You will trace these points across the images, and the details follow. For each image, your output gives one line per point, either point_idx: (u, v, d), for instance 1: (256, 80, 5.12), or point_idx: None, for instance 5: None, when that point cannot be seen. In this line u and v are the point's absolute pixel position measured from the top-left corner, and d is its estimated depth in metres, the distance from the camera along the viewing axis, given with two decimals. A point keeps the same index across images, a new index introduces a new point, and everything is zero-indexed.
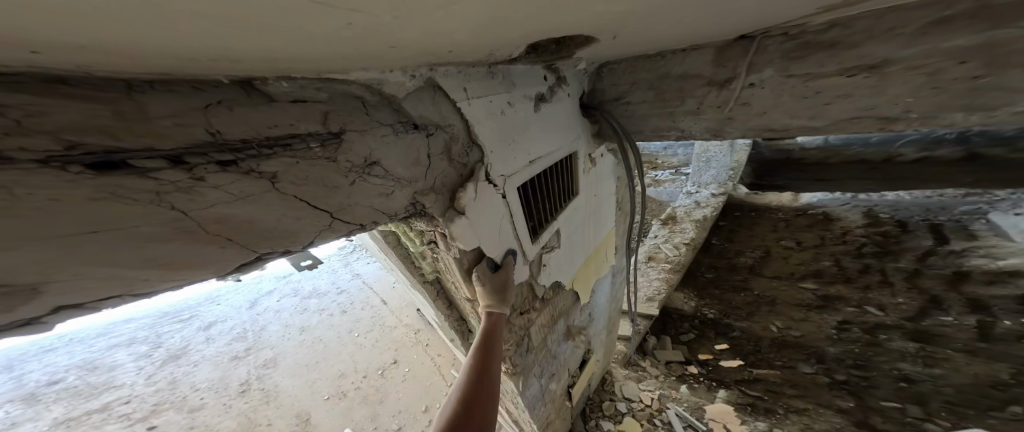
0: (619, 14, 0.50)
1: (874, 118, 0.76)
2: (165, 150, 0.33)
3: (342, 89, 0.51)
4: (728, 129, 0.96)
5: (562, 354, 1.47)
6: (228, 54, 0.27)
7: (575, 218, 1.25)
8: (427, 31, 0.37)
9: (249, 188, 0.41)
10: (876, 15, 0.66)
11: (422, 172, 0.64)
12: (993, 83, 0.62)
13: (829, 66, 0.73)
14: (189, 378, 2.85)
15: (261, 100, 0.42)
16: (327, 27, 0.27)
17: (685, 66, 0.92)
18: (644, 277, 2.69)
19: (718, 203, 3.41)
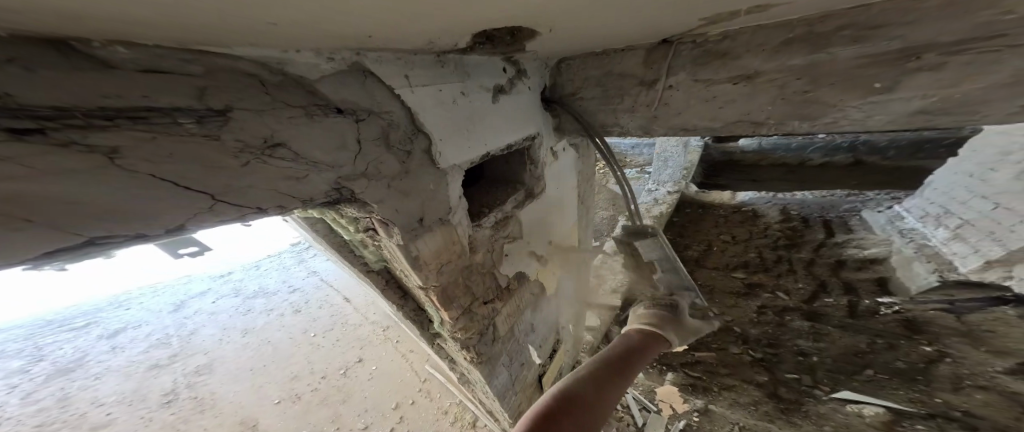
0: (525, 19, 0.54)
1: (748, 122, 0.84)
2: None
3: (225, 65, 0.41)
4: (655, 128, 0.98)
5: (529, 346, 1.43)
6: (74, 35, 0.27)
7: (539, 210, 1.20)
8: (323, 35, 0.39)
9: (67, 165, 0.29)
10: (751, 30, 0.74)
11: (350, 158, 0.56)
12: (813, 97, 0.73)
13: (720, 74, 0.80)
14: (96, 391, 2.59)
15: (86, 63, 0.30)
16: (187, 26, 0.28)
17: (622, 66, 0.92)
18: (610, 271, 2.86)
19: (671, 200, 3.72)
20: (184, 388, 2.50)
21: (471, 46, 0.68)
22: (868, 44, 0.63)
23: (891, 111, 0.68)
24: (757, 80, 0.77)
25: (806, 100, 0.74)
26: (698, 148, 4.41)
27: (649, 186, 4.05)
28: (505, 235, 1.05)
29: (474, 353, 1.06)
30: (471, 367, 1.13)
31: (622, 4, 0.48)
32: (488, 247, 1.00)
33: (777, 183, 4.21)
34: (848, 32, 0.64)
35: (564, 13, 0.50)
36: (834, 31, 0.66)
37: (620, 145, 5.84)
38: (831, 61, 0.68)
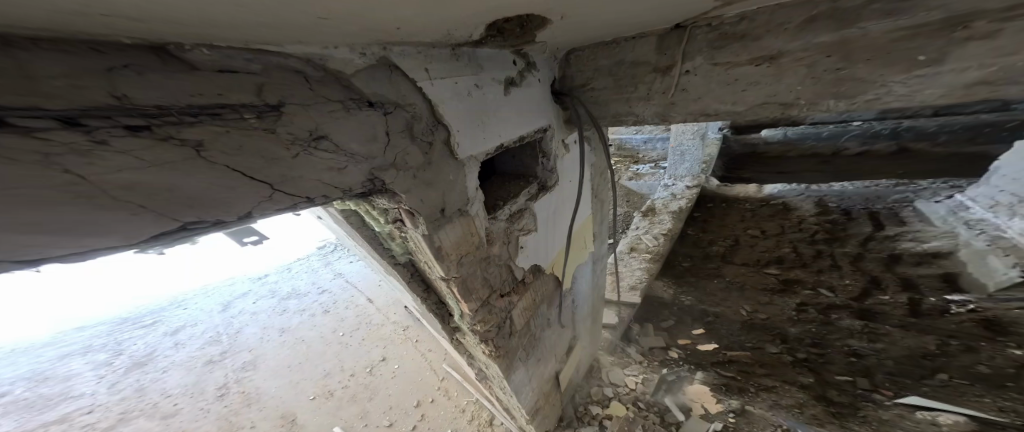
0: (539, 6, 0.55)
1: (776, 105, 0.81)
2: (55, 111, 0.28)
3: (278, 62, 0.46)
4: (673, 115, 0.95)
5: (546, 340, 1.44)
6: (161, 36, 0.33)
7: (554, 204, 1.22)
8: (352, 29, 0.43)
9: (163, 156, 0.36)
10: (770, 10, 0.71)
11: (381, 148, 0.61)
12: (848, 75, 0.70)
13: (741, 56, 0.77)
14: (165, 383, 2.84)
15: (178, 68, 0.37)
16: (246, 27, 0.34)
17: (635, 53, 0.90)
18: (627, 268, 2.79)
19: (692, 195, 3.58)
20: (239, 383, 2.69)
21: (484, 38, 0.70)
22: (903, 16, 0.60)
23: (940, 84, 0.64)
24: (781, 60, 0.74)
25: (838, 78, 0.71)
26: (717, 139, 4.15)
27: (666, 182, 3.94)
28: (520, 228, 1.07)
29: (491, 347, 1.06)
30: (488, 361, 1.13)
31: None
32: (505, 241, 1.02)
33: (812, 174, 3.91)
34: (878, 5, 0.62)
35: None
36: (863, 6, 0.63)
37: (632, 139, 5.56)
38: (862, 36, 0.65)
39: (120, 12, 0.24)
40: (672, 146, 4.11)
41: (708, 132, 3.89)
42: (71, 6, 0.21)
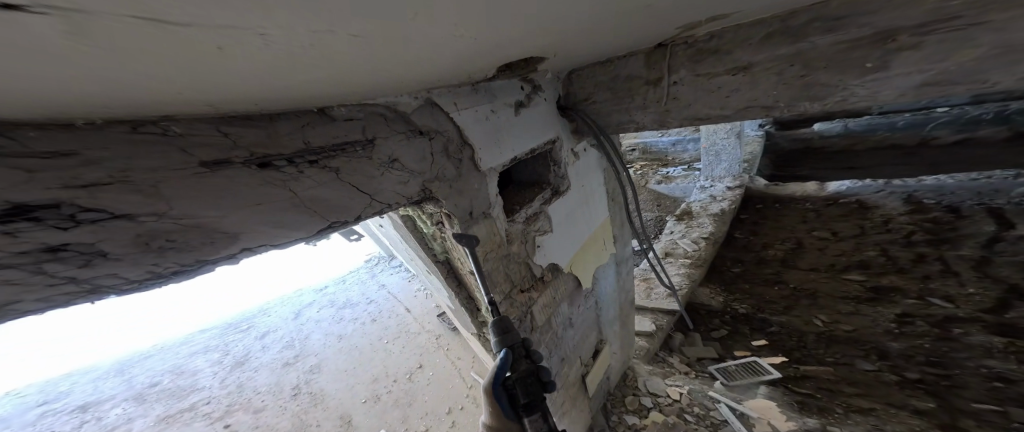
0: (542, 45, 0.69)
1: (760, 107, 0.90)
2: (289, 154, 0.56)
3: (372, 109, 0.71)
4: (670, 120, 1.05)
5: (568, 339, 1.52)
6: (273, 107, 0.53)
7: (565, 208, 1.32)
8: (388, 87, 0.61)
9: (324, 178, 0.61)
10: (734, 28, 0.83)
11: (429, 165, 0.80)
12: (813, 80, 0.79)
13: (717, 68, 0.88)
14: (255, 384, 3.00)
15: (330, 120, 0.63)
16: (318, 96, 0.52)
17: (627, 70, 1.02)
18: (666, 273, 2.94)
19: (734, 197, 3.75)
20: (316, 386, 2.82)
21: (496, 73, 0.84)
22: (841, 31, 0.71)
23: (894, 85, 0.72)
24: (752, 70, 0.84)
25: (804, 83, 0.80)
26: (756, 138, 4.39)
27: (702, 184, 4.11)
28: (536, 229, 1.19)
29: None
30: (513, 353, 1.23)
31: (606, 24, 0.63)
32: (523, 240, 1.14)
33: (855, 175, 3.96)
34: (819, 23, 0.73)
35: (568, 35, 0.64)
36: (808, 23, 0.74)
37: (658, 142, 5.57)
38: (813, 48, 0.75)
39: (249, 98, 0.42)
40: (705, 147, 4.13)
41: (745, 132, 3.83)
42: (230, 95, 0.39)
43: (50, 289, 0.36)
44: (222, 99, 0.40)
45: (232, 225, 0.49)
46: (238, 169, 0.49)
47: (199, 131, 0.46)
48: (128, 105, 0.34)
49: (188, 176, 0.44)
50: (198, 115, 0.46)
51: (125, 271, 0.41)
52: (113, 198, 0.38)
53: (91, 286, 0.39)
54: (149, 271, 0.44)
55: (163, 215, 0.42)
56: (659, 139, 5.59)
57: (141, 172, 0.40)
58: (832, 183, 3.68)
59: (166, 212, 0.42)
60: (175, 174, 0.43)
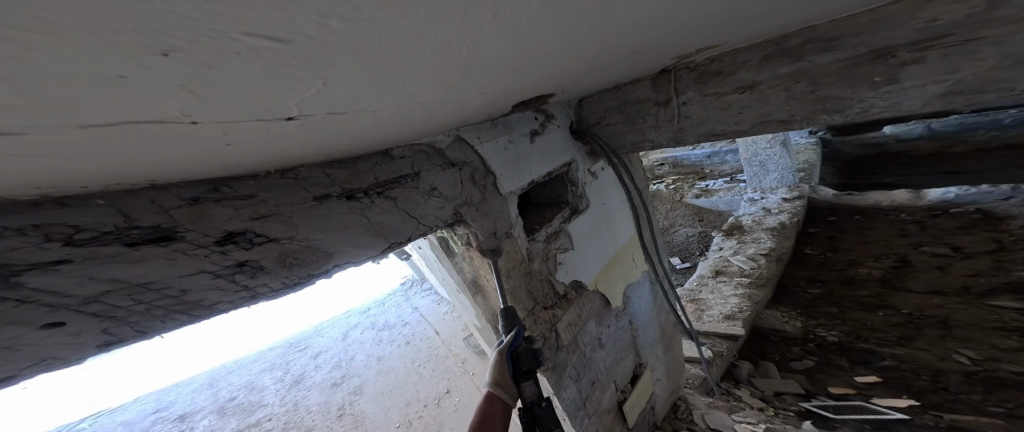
0: (555, 83, 0.81)
1: (775, 122, 0.91)
2: (362, 189, 0.75)
3: (418, 147, 0.86)
4: (685, 137, 1.06)
5: (598, 361, 1.51)
6: (338, 157, 0.71)
7: (587, 226, 1.37)
8: (421, 131, 0.76)
9: (385, 205, 0.78)
10: (732, 53, 0.90)
11: (461, 192, 0.92)
12: (825, 94, 0.80)
13: (724, 87, 0.92)
14: (300, 403, 2.56)
15: (387, 158, 0.81)
16: (371, 144, 0.68)
17: (636, 94, 1.08)
18: (719, 294, 2.78)
19: (796, 209, 3.48)
20: (355, 409, 2.41)
21: (513, 108, 0.95)
22: (837, 51, 0.76)
23: (912, 96, 0.72)
24: (760, 88, 0.87)
25: (819, 98, 0.81)
26: (812, 148, 4.23)
27: (751, 195, 3.88)
28: (557, 247, 1.24)
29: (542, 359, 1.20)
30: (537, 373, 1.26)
31: (606, 63, 0.74)
32: (544, 258, 1.19)
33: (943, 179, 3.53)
34: (813, 45, 0.78)
35: (574, 73, 0.76)
36: (802, 46, 0.80)
37: (691, 156, 5.38)
38: (815, 67, 0.79)
39: (325, 151, 0.60)
40: (748, 159, 3.90)
41: (791, 140, 3.61)
42: (313, 152, 0.57)
43: (236, 294, 0.56)
44: (310, 153, 0.57)
45: (330, 246, 0.68)
46: (336, 201, 0.70)
47: (313, 178, 0.68)
48: (256, 164, 0.53)
49: (307, 207, 0.65)
50: (309, 165, 0.68)
51: (272, 281, 0.60)
52: (271, 228, 0.60)
53: (253, 293, 0.58)
54: (285, 283, 0.62)
55: (293, 238, 0.63)
56: (691, 153, 5.36)
57: (285, 207, 0.62)
58: (934, 191, 3.24)
59: (296, 235, 0.63)
60: (301, 207, 0.64)
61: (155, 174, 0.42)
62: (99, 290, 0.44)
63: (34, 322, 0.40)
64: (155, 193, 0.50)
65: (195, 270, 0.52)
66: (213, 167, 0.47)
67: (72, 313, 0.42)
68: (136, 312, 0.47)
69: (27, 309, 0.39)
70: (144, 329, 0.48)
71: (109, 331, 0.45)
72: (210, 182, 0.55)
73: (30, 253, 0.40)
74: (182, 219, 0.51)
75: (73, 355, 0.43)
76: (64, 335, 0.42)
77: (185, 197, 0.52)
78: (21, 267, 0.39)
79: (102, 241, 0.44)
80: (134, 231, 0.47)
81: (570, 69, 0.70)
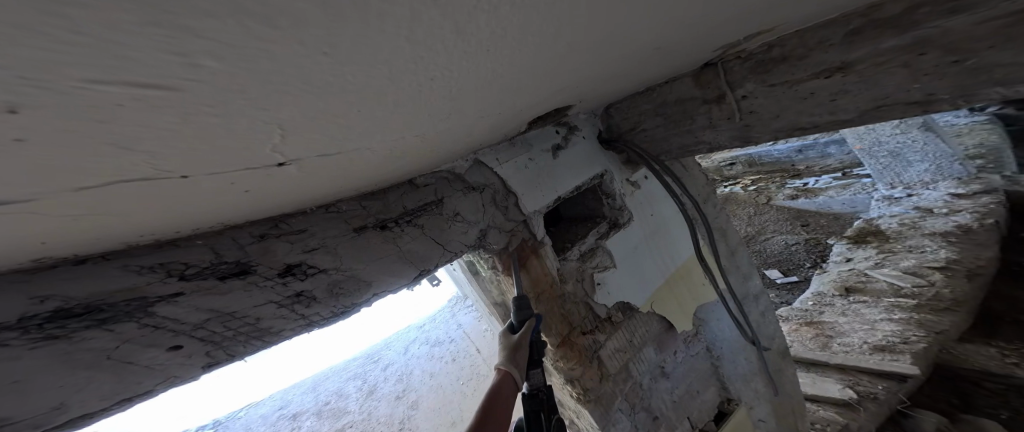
0: (571, 96, 0.75)
1: (902, 104, 0.65)
2: (395, 216, 0.79)
3: (442, 175, 0.88)
4: (756, 135, 0.86)
5: (663, 393, 1.25)
6: (369, 189, 0.75)
7: (632, 240, 1.20)
8: (439, 159, 0.77)
9: (415, 234, 0.80)
10: (796, 35, 0.71)
11: (485, 215, 0.90)
12: (985, 62, 0.54)
13: (798, 73, 0.72)
14: (373, 412, 2.33)
15: (415, 187, 0.84)
16: (394, 176, 0.72)
17: (676, 94, 0.92)
18: (862, 320, 2.22)
19: (985, 206, 2.53)
20: (410, 424, 2.16)
21: (532, 125, 0.90)
22: (980, 7, 0.52)
23: None
24: (854, 69, 0.65)
25: (968, 69, 0.56)
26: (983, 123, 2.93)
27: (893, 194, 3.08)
28: (595, 266, 1.11)
29: (579, 388, 1.06)
30: (578, 405, 1.09)
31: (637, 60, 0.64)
32: (579, 278, 1.08)
33: None
34: (930, 9, 0.56)
35: (591, 80, 0.67)
36: (911, 11, 0.58)
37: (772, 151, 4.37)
38: (940, 34, 0.56)
39: (348, 189, 0.65)
40: (863, 150, 3.18)
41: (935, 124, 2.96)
42: (336, 189, 0.61)
43: (296, 322, 0.63)
44: (335, 192, 0.63)
45: (369, 274, 0.72)
46: (374, 232, 0.75)
47: (352, 211, 0.75)
48: (294, 204, 0.60)
49: (348, 239, 0.71)
50: (348, 199, 0.75)
51: (323, 310, 0.66)
52: (320, 259, 0.67)
53: (310, 321, 0.65)
54: (334, 311, 0.68)
55: (338, 268, 0.69)
56: (774, 148, 4.35)
57: (330, 240, 0.69)
58: None
59: (340, 265, 0.69)
60: (344, 239, 0.71)
61: (219, 220, 0.52)
62: (202, 318, 0.54)
63: (162, 344, 0.50)
64: (234, 232, 0.60)
65: (264, 301, 0.60)
66: (256, 210, 0.55)
67: (186, 337, 0.52)
68: (228, 337, 0.56)
69: (158, 334, 0.50)
70: (233, 352, 0.56)
71: (210, 355, 0.54)
72: (271, 220, 0.64)
73: (158, 286, 0.51)
74: (255, 254, 0.61)
75: (187, 373, 0.52)
76: (180, 356, 0.51)
77: (255, 234, 0.62)
78: (152, 298, 0.50)
79: (202, 276, 0.55)
80: (223, 265, 0.57)
81: (581, 79, 0.63)
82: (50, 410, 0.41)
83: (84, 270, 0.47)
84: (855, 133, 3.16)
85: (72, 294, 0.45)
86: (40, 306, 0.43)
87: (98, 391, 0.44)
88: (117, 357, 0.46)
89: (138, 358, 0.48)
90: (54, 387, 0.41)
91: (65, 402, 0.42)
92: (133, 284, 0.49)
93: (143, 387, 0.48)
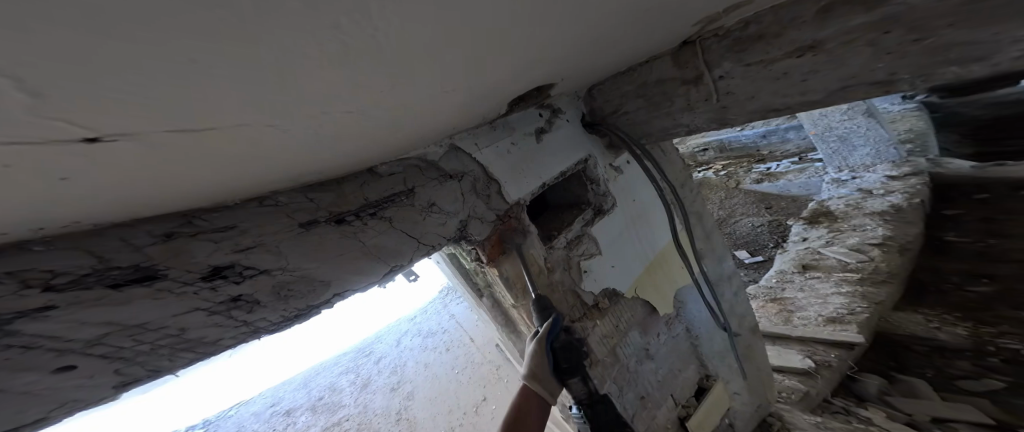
0: (552, 72, 0.72)
1: (866, 84, 0.68)
2: (354, 208, 0.68)
3: (409, 162, 0.79)
4: (731, 117, 0.87)
5: (648, 375, 1.27)
6: (316, 176, 0.61)
7: (616, 225, 1.20)
8: (408, 142, 0.69)
9: (379, 226, 0.71)
10: (772, 11, 0.72)
11: (461, 203, 0.84)
12: (946, 40, 0.56)
13: (773, 52, 0.72)
14: (368, 405, 2.26)
15: (377, 176, 0.74)
16: (348, 163, 0.63)
17: (656, 74, 0.91)
18: (817, 296, 2.39)
19: (915, 187, 2.82)
20: (408, 416, 2.05)
21: (511, 107, 0.85)
22: None
23: None
24: (824, 48, 0.67)
25: (928, 48, 0.58)
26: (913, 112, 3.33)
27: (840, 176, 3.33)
28: (580, 253, 1.10)
29: None
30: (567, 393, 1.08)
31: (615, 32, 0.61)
32: (565, 267, 1.06)
33: None
34: None
35: (571, 55, 0.64)
36: None
37: (740, 136, 4.61)
38: (906, 12, 0.58)
39: (292, 174, 0.54)
40: (819, 135, 3.40)
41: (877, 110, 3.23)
42: (273, 177, 0.51)
43: (238, 329, 0.52)
44: (272, 179, 0.52)
45: (326, 273, 0.62)
46: (328, 226, 0.64)
47: (295, 203, 0.62)
48: (217, 195, 0.49)
49: (294, 236, 0.60)
50: (290, 189, 0.62)
51: (271, 315, 0.55)
52: (258, 259, 0.55)
53: (255, 328, 0.54)
54: (285, 315, 0.57)
55: (284, 268, 0.57)
56: (742, 133, 4.60)
57: (272, 238, 0.57)
58: None
59: (287, 265, 0.57)
60: (286, 236, 0.59)
61: (89, 214, 0.38)
62: (98, 333, 0.41)
63: (44, 367, 0.37)
64: (123, 231, 0.45)
65: (187, 309, 0.47)
66: (160, 200, 0.43)
67: (79, 356, 0.40)
68: (143, 352, 0.44)
69: (31, 356, 0.37)
70: (155, 368, 0.45)
71: (122, 372, 0.42)
72: (183, 215, 0.50)
73: (10, 301, 0.36)
74: (162, 257, 0.47)
75: (93, 395, 0.41)
76: (76, 378, 0.39)
77: (157, 233, 0.48)
78: (7, 315, 0.35)
79: (82, 285, 0.41)
80: (113, 271, 0.43)
81: (558, 53, 0.60)
82: None
83: None
84: (808, 119, 3.44)
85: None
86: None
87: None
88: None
89: (8, 384, 0.35)
90: None
91: None
92: None
93: (29, 417, 0.36)
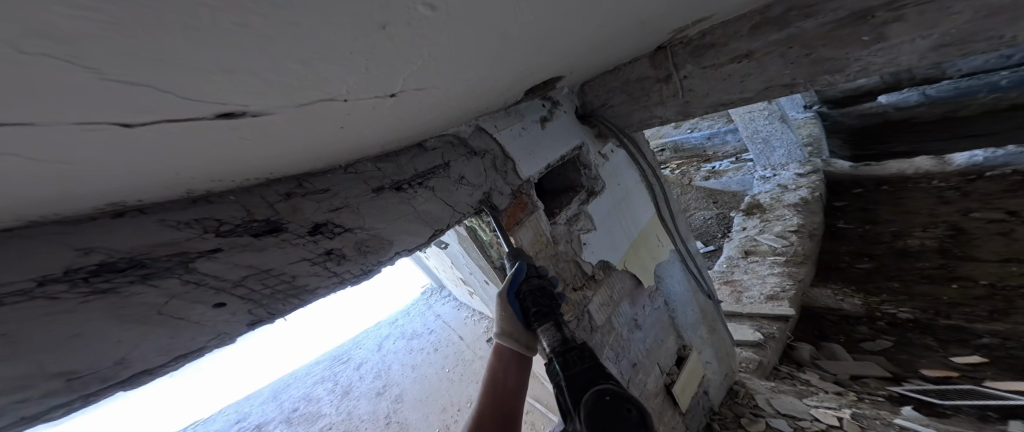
0: (568, 64, 0.88)
1: (780, 86, 0.96)
2: (404, 178, 0.80)
3: (446, 139, 0.92)
4: (693, 110, 1.12)
5: (637, 342, 1.48)
6: (386, 149, 0.76)
7: (604, 206, 1.40)
8: (455, 118, 0.81)
9: (426, 194, 0.82)
10: (721, 25, 0.96)
11: (485, 178, 0.97)
12: (824, 55, 0.85)
13: (721, 58, 0.97)
14: (354, 412, 2.14)
15: (423, 151, 0.87)
16: (415, 135, 0.75)
17: (635, 73, 1.14)
18: (757, 275, 2.86)
19: (815, 183, 3.51)
20: (399, 418, 1.99)
21: (524, 96, 1.01)
22: (819, 16, 0.83)
23: (906, 50, 0.78)
24: (756, 55, 0.93)
25: (815, 59, 0.87)
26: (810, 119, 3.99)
27: (761, 174, 3.99)
28: (579, 228, 1.28)
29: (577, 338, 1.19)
30: None
31: (617, 39, 0.81)
32: (567, 238, 1.23)
33: (976, 126, 3.43)
34: (795, 12, 0.85)
35: (582, 55, 0.83)
36: (786, 13, 0.87)
37: (689, 139, 5.28)
38: (802, 32, 0.85)
39: (377, 145, 0.67)
40: (749, 137, 4.02)
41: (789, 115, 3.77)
42: (370, 145, 0.64)
43: (330, 279, 0.61)
44: (371, 145, 0.64)
45: (389, 234, 0.72)
46: (390, 192, 0.76)
47: (369, 172, 0.75)
48: (324, 160, 0.61)
49: (369, 198, 0.72)
50: (364, 160, 0.75)
51: (354, 268, 0.64)
52: (345, 218, 0.66)
53: (342, 278, 0.62)
54: (364, 269, 0.66)
55: (362, 227, 0.68)
56: (690, 136, 5.29)
57: (353, 201, 0.69)
58: (965, 142, 3.36)
59: (365, 225, 0.68)
60: (364, 199, 0.71)
61: (258, 173, 0.52)
62: (241, 275, 0.52)
63: (207, 301, 0.47)
64: (260, 189, 0.59)
65: (298, 258, 0.58)
66: (295, 163, 0.55)
67: (228, 295, 0.49)
68: (266, 295, 0.53)
69: (200, 291, 0.47)
70: (274, 311, 0.53)
71: (253, 312, 0.51)
72: (296, 178, 0.64)
73: (196, 242, 0.49)
74: (284, 212, 0.60)
75: (235, 332, 0.49)
76: (226, 313, 0.48)
77: (281, 192, 0.62)
78: (194, 254, 0.49)
79: (237, 232, 0.54)
80: (255, 224, 0.56)
81: (576, 50, 0.76)
82: (113, 366, 0.38)
83: (122, 223, 0.45)
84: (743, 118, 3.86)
85: (115, 247, 0.43)
86: (85, 259, 0.41)
87: (155, 349, 0.42)
88: (168, 312, 0.44)
89: (186, 314, 0.45)
90: (109, 343, 0.39)
91: (126, 357, 0.39)
92: (175, 238, 0.48)
93: (194, 344, 0.45)
